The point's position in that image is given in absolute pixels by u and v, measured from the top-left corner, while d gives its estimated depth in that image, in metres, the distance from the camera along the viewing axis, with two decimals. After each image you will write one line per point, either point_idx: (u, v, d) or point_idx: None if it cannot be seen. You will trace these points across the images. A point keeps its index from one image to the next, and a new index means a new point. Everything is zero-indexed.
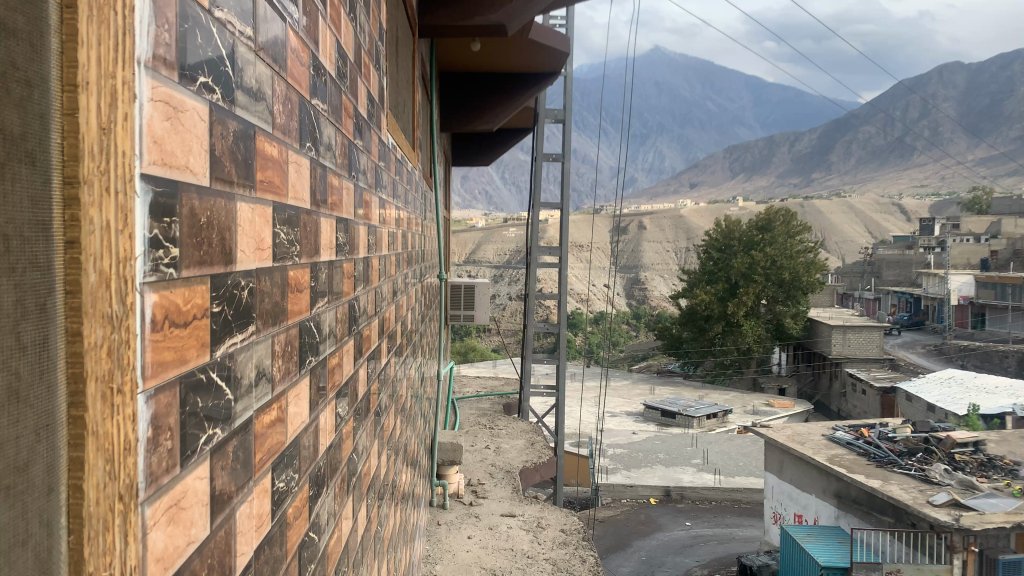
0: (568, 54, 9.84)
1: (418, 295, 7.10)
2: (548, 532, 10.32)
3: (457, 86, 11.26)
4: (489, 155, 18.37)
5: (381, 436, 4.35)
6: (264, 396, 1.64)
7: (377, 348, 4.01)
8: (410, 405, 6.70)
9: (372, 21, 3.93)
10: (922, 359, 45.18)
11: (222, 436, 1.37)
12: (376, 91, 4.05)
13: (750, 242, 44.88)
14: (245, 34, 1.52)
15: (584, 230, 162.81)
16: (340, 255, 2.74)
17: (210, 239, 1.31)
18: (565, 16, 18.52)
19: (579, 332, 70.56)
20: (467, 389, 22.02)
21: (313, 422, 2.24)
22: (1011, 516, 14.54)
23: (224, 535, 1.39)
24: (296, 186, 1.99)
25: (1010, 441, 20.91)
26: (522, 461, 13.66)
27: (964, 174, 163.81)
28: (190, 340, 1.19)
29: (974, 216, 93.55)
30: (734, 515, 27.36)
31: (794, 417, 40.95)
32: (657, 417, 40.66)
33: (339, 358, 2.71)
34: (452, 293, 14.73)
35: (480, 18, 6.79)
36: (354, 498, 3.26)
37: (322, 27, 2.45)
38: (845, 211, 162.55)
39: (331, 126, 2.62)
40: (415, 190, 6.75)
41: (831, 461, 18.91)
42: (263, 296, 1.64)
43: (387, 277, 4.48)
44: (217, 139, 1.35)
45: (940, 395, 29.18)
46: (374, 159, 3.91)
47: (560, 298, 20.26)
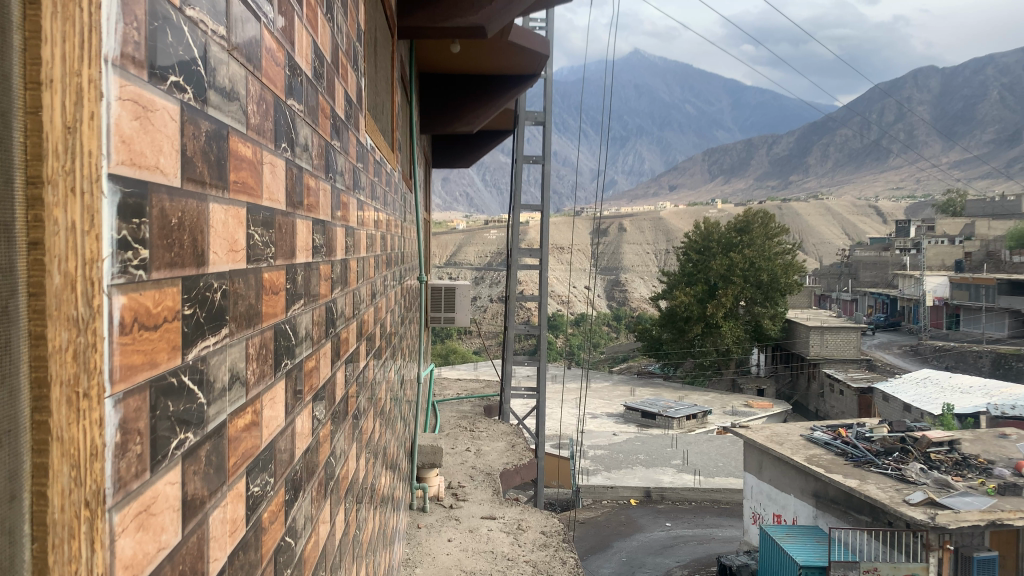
0: (546, 56, 9.86)
1: (398, 297, 7.09)
2: (529, 534, 10.31)
3: (437, 87, 11.26)
4: (469, 156, 18.35)
5: (360, 438, 4.33)
6: (238, 399, 1.62)
7: (356, 351, 3.98)
8: (391, 408, 6.69)
9: (351, 22, 3.90)
10: (898, 360, 45.57)
11: (195, 440, 1.35)
12: (354, 92, 4.03)
13: (729, 243, 45.11)
14: (217, 32, 1.50)
15: (564, 232, 162.72)
16: (317, 256, 2.71)
17: (183, 241, 1.29)
18: (545, 19, 18.49)
19: (560, 334, 70.51)
20: (448, 391, 21.99)
21: (290, 424, 2.22)
22: (985, 514, 14.78)
23: (196, 541, 1.37)
24: (271, 187, 1.96)
25: (984, 441, 21.15)
26: (502, 463, 13.63)
27: (938, 176, 163.83)
28: (160, 343, 1.18)
29: (950, 220, 93.75)
30: (713, 515, 27.50)
31: (773, 417, 41.20)
32: (637, 418, 40.80)
33: (316, 361, 2.68)
34: (433, 296, 14.66)
35: (459, 20, 6.77)
36: (332, 501, 3.23)
37: (298, 27, 2.43)
38: (822, 214, 162.88)
39: (308, 127, 2.61)
40: (394, 192, 6.72)
41: (809, 461, 19.06)
42: (237, 298, 1.62)
43: (366, 278, 4.46)
44: (188, 139, 1.33)
45: (916, 396, 29.45)
46: (352, 160, 3.89)
47: (541, 301, 20.21)
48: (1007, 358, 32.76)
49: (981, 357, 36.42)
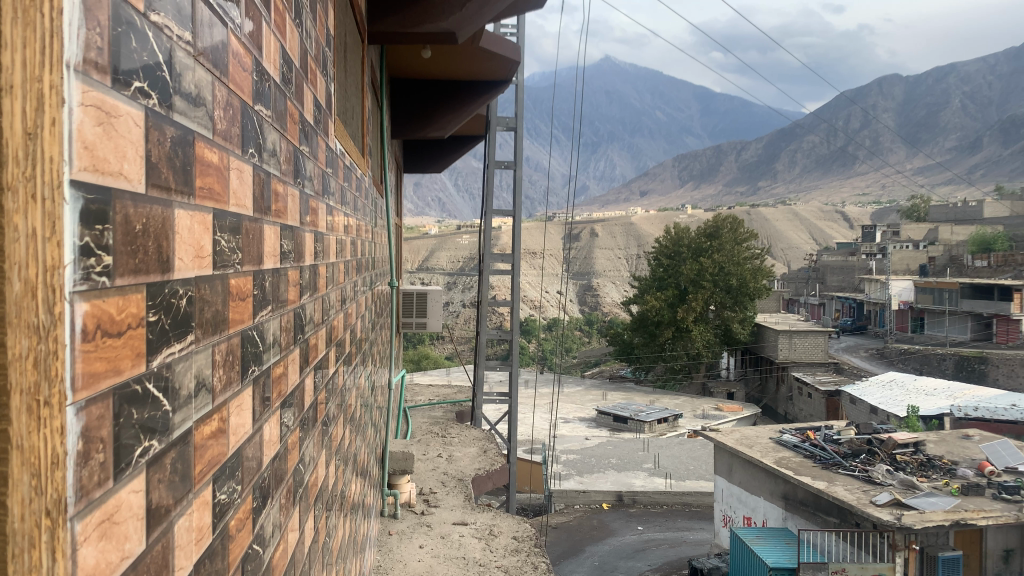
0: (517, 62, 9.89)
1: (368, 303, 7.08)
2: (501, 539, 10.31)
3: (407, 92, 11.21)
4: (441, 161, 18.31)
5: (330, 445, 4.31)
6: (204, 406, 1.61)
7: (325, 357, 3.96)
8: (361, 415, 6.66)
9: (320, 28, 3.90)
10: (865, 364, 46.15)
11: (160, 448, 1.34)
12: (323, 98, 4.02)
13: (699, 249, 45.43)
14: (183, 37, 1.49)
15: (536, 237, 162.55)
16: (285, 262, 2.69)
17: (147, 247, 1.28)
18: (515, 25, 18.49)
19: (532, 339, 70.42)
20: (419, 397, 21.92)
21: (257, 432, 2.21)
22: (950, 514, 15.05)
23: (161, 550, 1.36)
24: (237, 193, 1.95)
25: (948, 442, 21.54)
26: (474, 469, 13.60)
27: (903, 182, 163.81)
28: (124, 350, 1.17)
29: (915, 226, 94.06)
30: (684, 518, 27.69)
31: (743, 421, 41.52)
32: (609, 423, 40.93)
33: (284, 367, 2.67)
34: (404, 301, 14.59)
35: (430, 26, 6.73)
36: (300, 509, 3.20)
37: (266, 32, 2.42)
38: (790, 220, 163.31)
39: (276, 132, 2.59)
40: (364, 197, 6.65)
41: (779, 464, 19.29)
42: (203, 305, 1.61)
43: (336, 284, 4.44)
44: (154, 145, 1.33)
45: (882, 398, 29.91)
46: (321, 166, 3.88)
47: (513, 305, 20.15)
48: (970, 361, 33.24)
49: (945, 361, 36.97)
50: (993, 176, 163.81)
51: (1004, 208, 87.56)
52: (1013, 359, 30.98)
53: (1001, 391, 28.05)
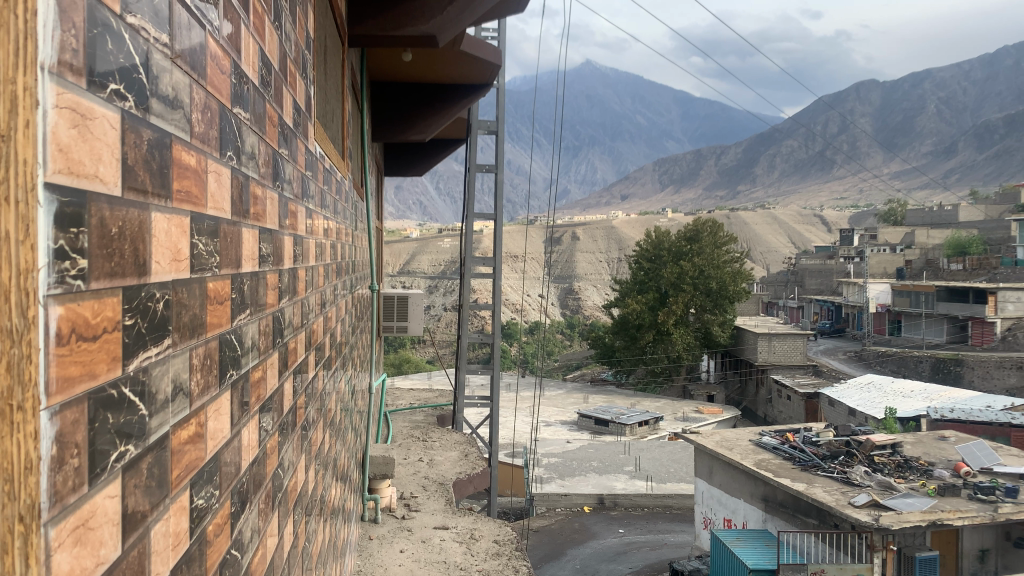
0: (498, 65, 9.92)
1: (349, 307, 7.06)
2: (481, 543, 10.29)
3: (387, 96, 11.20)
4: (423, 164, 18.30)
5: (309, 449, 4.29)
6: (181, 411, 1.60)
7: (305, 361, 3.94)
8: (342, 419, 6.63)
9: (300, 31, 3.88)
10: (843, 366, 46.54)
11: (136, 452, 1.33)
12: (302, 101, 4.00)
13: (679, 252, 45.62)
14: (160, 40, 1.48)
15: (517, 241, 162.29)
16: (264, 265, 2.66)
17: (123, 250, 1.27)
18: (497, 29, 18.47)
19: (513, 343, 70.29)
20: (400, 401, 21.82)
21: (236, 436, 2.19)
22: (926, 515, 15.22)
23: (138, 555, 1.35)
24: (215, 196, 1.94)
25: (925, 444, 21.80)
26: (455, 473, 13.55)
27: (880, 186, 163.84)
28: (99, 355, 1.16)
29: (892, 230, 94.21)
30: (665, 521, 27.80)
31: (723, 423, 41.71)
32: (590, 426, 40.98)
33: (263, 371, 2.65)
34: (385, 305, 14.54)
35: (410, 29, 6.71)
36: (280, 514, 3.17)
37: (244, 36, 2.40)
38: (769, 223, 163.42)
39: (254, 135, 2.57)
40: (345, 200, 6.64)
41: (759, 466, 19.42)
42: (180, 308, 1.60)
43: (315, 288, 4.42)
44: (130, 148, 1.32)
45: (860, 401, 30.19)
46: (301, 169, 3.85)
47: (495, 309, 20.08)
48: (946, 363, 33.53)
49: (922, 363, 37.29)
50: (968, 181, 163.80)
51: (980, 213, 87.87)
52: (988, 361, 31.29)
53: (977, 392, 28.34)
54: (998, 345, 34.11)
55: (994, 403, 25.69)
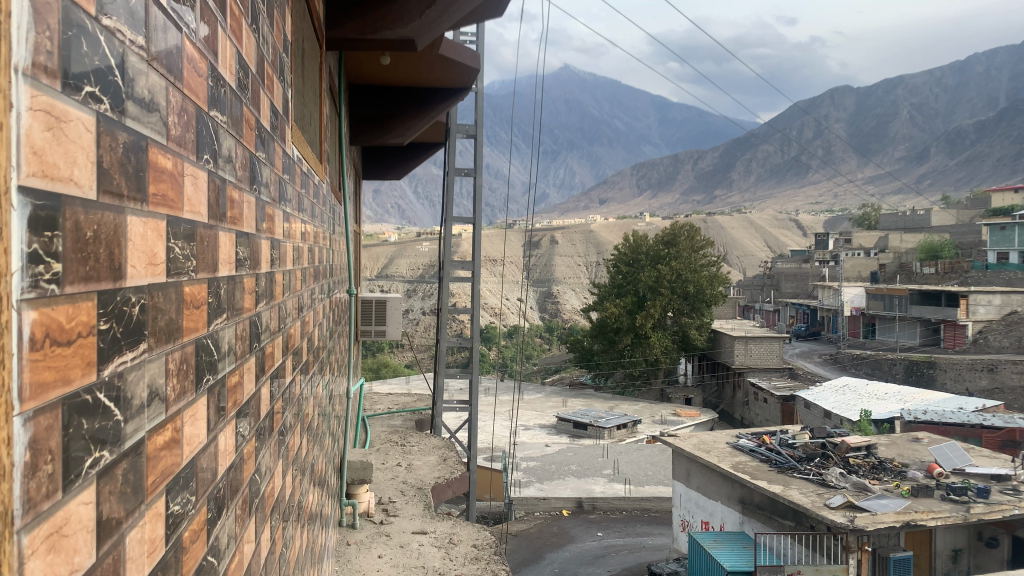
0: (477, 70, 9.93)
1: (327, 311, 7.07)
2: (460, 548, 10.28)
3: (368, 99, 11.18)
4: (402, 167, 18.28)
5: (287, 455, 4.26)
6: (158, 416, 1.59)
7: (282, 366, 3.91)
8: (320, 424, 6.59)
9: (278, 34, 3.88)
10: (819, 369, 46.94)
11: (111, 458, 1.32)
12: (280, 104, 3.97)
13: (658, 256, 45.70)
14: (136, 42, 1.47)
15: (496, 245, 162.17)
16: (240, 269, 2.64)
17: (98, 253, 1.26)
18: (475, 33, 18.48)
19: (492, 347, 70.09)
20: (378, 406, 21.71)
21: (213, 442, 2.18)
22: (900, 515, 15.38)
23: (112, 561, 1.33)
24: (192, 200, 1.93)
25: (899, 445, 22.06)
26: (434, 477, 13.52)
27: (854, 192, 163.86)
28: (74, 360, 1.15)
29: (867, 235, 94.41)
30: (643, 524, 27.92)
31: (700, 426, 41.91)
32: (569, 429, 41.03)
33: (240, 376, 2.63)
34: (363, 309, 14.47)
35: (389, 32, 6.70)
36: (257, 520, 3.14)
37: (221, 38, 2.39)
38: (745, 228, 163.56)
39: (232, 138, 2.56)
40: (323, 204, 6.63)
41: (736, 469, 19.55)
42: (157, 313, 1.59)
43: (293, 292, 4.40)
44: (105, 151, 1.31)
45: (836, 403, 30.50)
46: (278, 173, 3.83)
47: (474, 312, 20.00)
48: (919, 366, 33.86)
49: (896, 366, 37.66)
50: (940, 185, 163.77)
51: (952, 217, 88.34)
52: (960, 364, 31.64)
53: (950, 395, 28.71)
54: (969, 347, 34.49)
55: (965, 405, 26.08)
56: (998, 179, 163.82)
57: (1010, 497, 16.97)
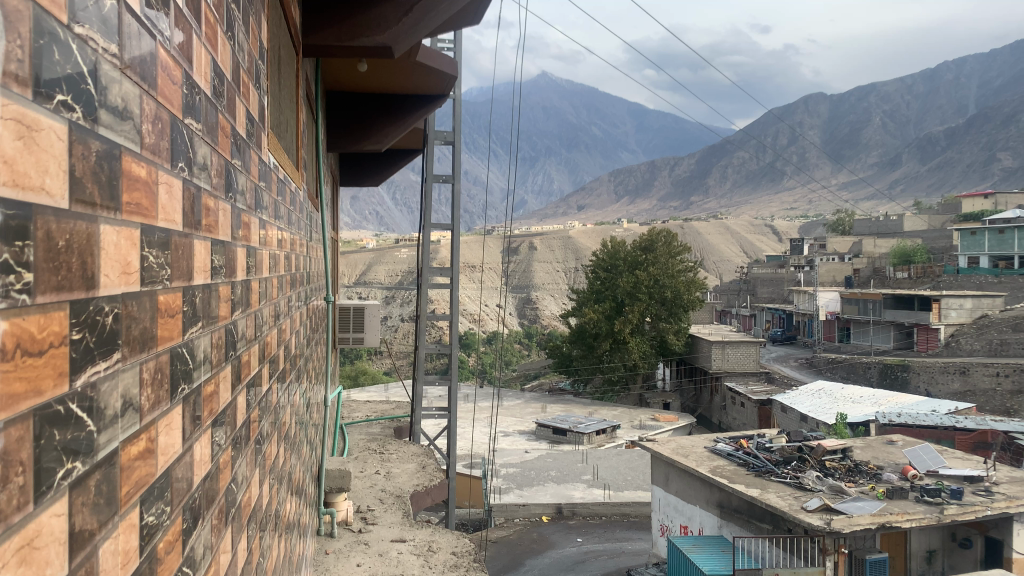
0: (455, 77, 9.98)
1: (303, 319, 7.04)
2: (439, 555, 10.26)
3: (344, 106, 11.17)
4: (379, 174, 18.24)
5: (263, 463, 4.22)
6: (131, 426, 1.58)
7: (258, 375, 3.86)
8: (296, 432, 6.54)
9: (253, 41, 3.87)
10: (796, 373, 47.30)
11: (83, 469, 1.30)
12: (255, 111, 3.94)
13: (635, 262, 45.81)
14: (109, 50, 1.47)
15: (474, 251, 161.98)
16: (216, 276, 2.62)
17: (71, 264, 1.26)
18: (453, 40, 18.51)
19: (472, 352, 69.90)
20: (356, 414, 21.55)
21: (188, 452, 2.15)
22: (876, 517, 15.52)
23: (84, 573, 1.32)
24: (166, 208, 1.91)
25: (874, 447, 22.31)
26: (413, 485, 13.46)
27: (828, 198, 163.87)
28: (45, 369, 1.14)
29: (842, 240, 94.72)
30: (622, 529, 28.02)
31: (679, 430, 42.05)
32: (548, 435, 40.99)
33: (215, 386, 2.61)
34: (341, 316, 14.39)
35: (365, 39, 6.66)
36: (233, 530, 3.12)
37: (196, 46, 2.38)
38: (722, 234, 163.66)
39: (207, 145, 2.55)
40: (300, 211, 6.60)
41: (713, 473, 19.67)
42: (131, 322, 1.58)
43: (269, 300, 4.35)
44: (78, 160, 1.30)
45: (812, 407, 30.79)
46: (254, 180, 3.81)
47: (453, 318, 19.92)
48: (894, 369, 34.19)
49: (871, 369, 38.07)
50: (913, 191, 163.82)
51: (924, 223, 88.72)
52: (933, 367, 31.98)
53: (923, 398, 29.08)
54: (941, 351, 34.83)
55: (938, 408, 26.43)
56: (969, 185, 163.85)
57: (983, 497, 17.22)
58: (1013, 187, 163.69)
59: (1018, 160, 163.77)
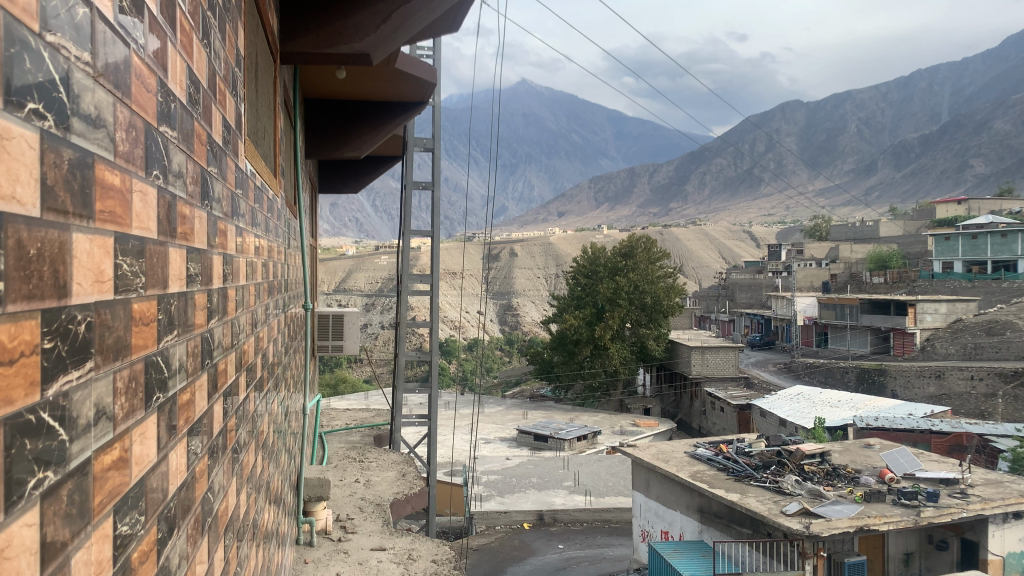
0: (434, 84, 9.99)
1: (282, 326, 6.98)
2: (419, 563, 10.24)
3: (323, 113, 11.14)
4: (357, 181, 18.19)
5: (240, 473, 4.17)
6: (105, 435, 1.57)
7: (235, 383, 3.83)
8: (275, 441, 6.49)
9: (231, 48, 3.85)
10: (774, 377, 47.58)
11: (55, 479, 1.30)
12: (232, 118, 3.93)
13: (615, 267, 45.88)
14: (82, 58, 1.47)
15: (455, 257, 161.65)
16: (192, 285, 2.61)
17: (42, 271, 1.25)
18: (432, 48, 18.48)
19: (452, 360, 69.66)
20: (335, 422, 21.44)
21: (162, 461, 2.14)
22: (853, 521, 15.63)
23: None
24: (141, 215, 1.91)
25: (852, 451, 22.51)
26: (392, 493, 13.41)
27: (805, 204, 163.86)
28: (17, 379, 1.14)
29: (819, 245, 94.81)
30: (603, 535, 28.08)
31: (659, 436, 42.15)
32: (529, 442, 40.95)
33: (192, 394, 2.60)
34: (320, 324, 14.32)
35: (344, 47, 6.65)
36: (209, 539, 3.09)
37: (172, 53, 2.38)
38: (700, 240, 163.75)
39: (182, 153, 2.54)
40: (278, 218, 6.59)
41: (693, 478, 19.76)
42: (104, 329, 1.57)
43: (246, 307, 4.31)
44: (50, 168, 1.30)
45: (791, 412, 30.98)
46: (231, 187, 3.80)
47: (433, 326, 19.84)
48: (871, 374, 34.40)
49: (848, 374, 38.31)
50: (889, 197, 163.83)
51: (901, 229, 88.89)
52: (910, 371, 32.22)
53: (901, 402, 29.32)
54: (917, 355, 35.10)
55: (915, 411, 26.67)
56: (943, 191, 163.89)
57: (959, 500, 17.39)
58: (986, 193, 163.75)
59: (990, 166, 163.82)
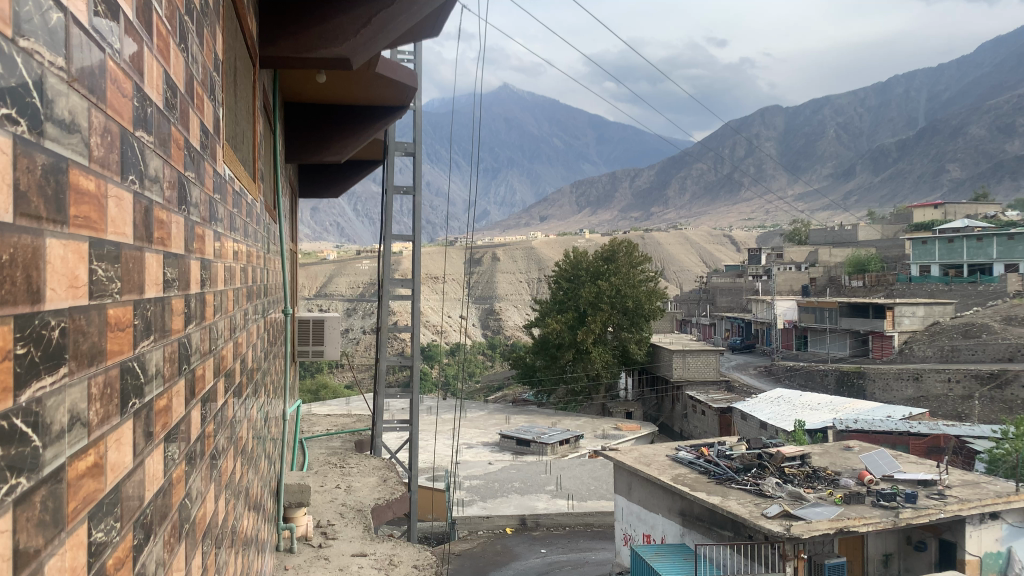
0: (414, 87, 9.99)
1: (260, 333, 6.92)
2: (401, 569, 10.18)
3: (302, 116, 11.09)
4: (337, 185, 18.08)
5: (218, 478, 4.13)
6: (80, 440, 1.56)
7: (213, 389, 3.81)
8: (254, 446, 6.43)
9: (208, 52, 3.84)
10: (754, 381, 47.81)
11: (28, 485, 1.29)
12: (210, 123, 3.91)
13: (597, 271, 45.87)
14: (55, 63, 1.47)
15: (437, 262, 161.01)
16: (168, 289, 2.60)
17: (15, 277, 1.24)
18: (413, 51, 18.40)
19: (435, 364, 69.31)
20: (316, 428, 21.27)
21: (139, 468, 2.13)
22: (833, 523, 15.73)
23: None
24: (116, 221, 1.90)
25: (831, 453, 22.67)
26: (373, 498, 13.32)
27: (785, 208, 163.88)
28: None
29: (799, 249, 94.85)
30: (586, 539, 28.07)
31: (641, 439, 42.21)
32: (511, 447, 40.86)
33: (168, 399, 2.57)
34: (301, 329, 14.20)
35: (323, 51, 6.65)
36: (187, 545, 3.06)
37: (148, 58, 2.37)
38: (681, 244, 163.75)
39: (159, 158, 2.53)
40: (257, 224, 6.55)
41: (675, 481, 19.82)
42: (79, 336, 1.56)
43: (224, 313, 4.28)
44: (22, 174, 1.29)
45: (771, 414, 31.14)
46: (209, 194, 3.77)
47: (414, 330, 19.75)
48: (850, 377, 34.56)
49: (828, 377, 38.51)
50: (867, 202, 163.84)
51: (880, 233, 89.05)
52: (888, 373, 32.36)
53: (880, 405, 29.50)
54: (895, 358, 35.29)
55: (893, 413, 26.88)
56: (920, 196, 163.94)
57: (936, 501, 17.56)
58: (963, 197, 163.97)
59: (967, 171, 163.87)
